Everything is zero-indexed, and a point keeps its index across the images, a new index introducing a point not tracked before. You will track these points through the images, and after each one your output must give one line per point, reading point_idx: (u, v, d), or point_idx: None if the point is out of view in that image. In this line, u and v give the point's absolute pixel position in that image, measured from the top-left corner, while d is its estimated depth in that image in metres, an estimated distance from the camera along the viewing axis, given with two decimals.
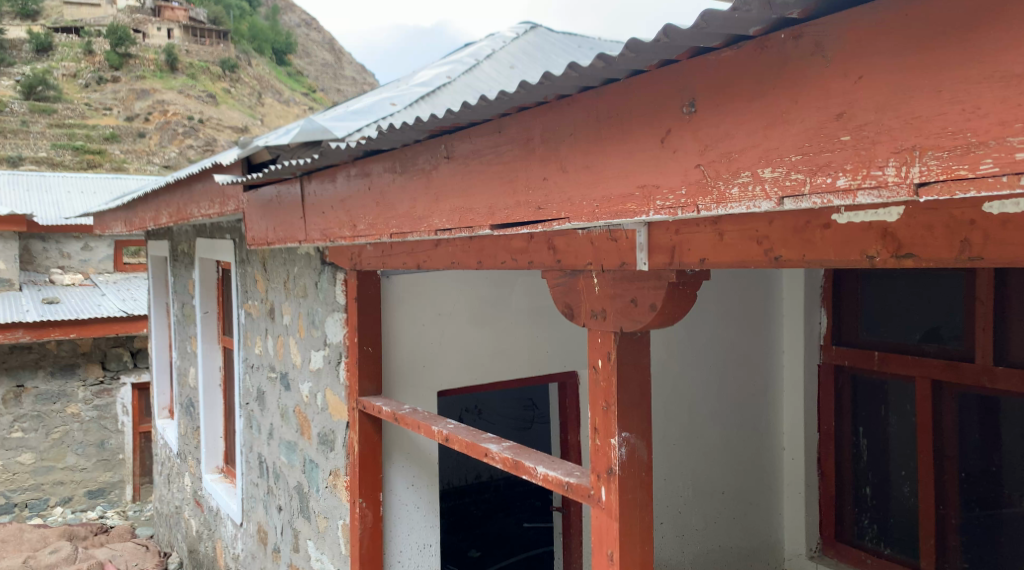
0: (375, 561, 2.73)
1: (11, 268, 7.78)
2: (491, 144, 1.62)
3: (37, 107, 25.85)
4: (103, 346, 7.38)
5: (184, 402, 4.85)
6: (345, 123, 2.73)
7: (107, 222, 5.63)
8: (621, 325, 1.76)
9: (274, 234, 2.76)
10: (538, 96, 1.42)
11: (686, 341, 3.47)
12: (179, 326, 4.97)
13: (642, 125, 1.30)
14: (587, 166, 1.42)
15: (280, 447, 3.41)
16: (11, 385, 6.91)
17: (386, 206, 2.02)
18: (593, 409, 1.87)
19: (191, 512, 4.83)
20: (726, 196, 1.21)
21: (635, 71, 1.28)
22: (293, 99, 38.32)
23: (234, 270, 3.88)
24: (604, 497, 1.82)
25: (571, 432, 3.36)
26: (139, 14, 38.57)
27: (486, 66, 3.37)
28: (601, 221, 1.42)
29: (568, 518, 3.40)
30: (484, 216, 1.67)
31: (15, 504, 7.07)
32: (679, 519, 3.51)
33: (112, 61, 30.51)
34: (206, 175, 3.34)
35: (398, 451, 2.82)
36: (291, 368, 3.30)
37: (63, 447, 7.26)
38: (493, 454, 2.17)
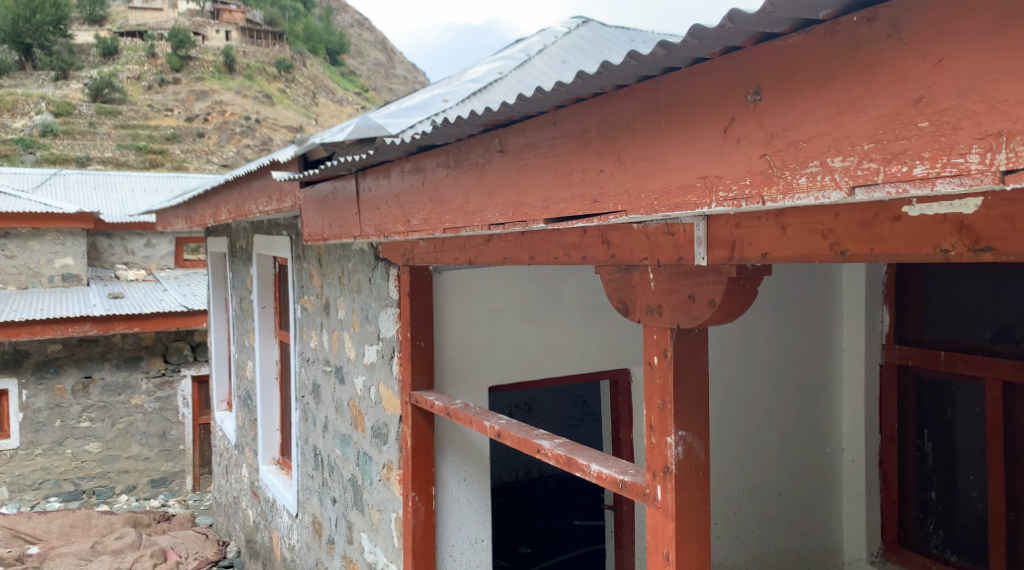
0: (427, 555, 2.73)
1: (79, 263, 8.05)
2: (546, 137, 1.60)
3: (102, 109, 26.72)
4: (165, 339, 7.60)
5: (242, 394, 4.94)
6: (398, 120, 2.74)
7: (169, 219, 5.77)
8: (678, 321, 1.73)
9: (329, 229, 2.78)
10: (595, 87, 1.39)
11: (743, 339, 3.39)
12: (237, 320, 5.06)
13: (703, 115, 1.27)
14: (646, 158, 1.38)
15: (335, 440, 3.45)
16: (80, 376, 7.19)
17: (439, 202, 2.02)
18: (648, 408, 1.84)
19: (248, 502, 4.92)
20: (793, 186, 1.17)
21: (697, 59, 1.24)
22: (346, 99, 38.77)
23: (292, 266, 3.93)
24: (660, 496, 1.79)
25: (624, 430, 3.32)
26: (198, 16, 39.51)
27: (538, 61, 3.34)
28: (660, 215, 1.39)
29: (621, 516, 3.36)
30: (539, 210, 1.65)
31: (83, 491, 7.29)
32: (734, 519, 3.45)
33: (172, 63, 31.34)
34: (264, 173, 3.39)
35: (449, 445, 2.82)
36: (345, 362, 3.33)
37: (128, 437, 7.48)
38: (545, 450, 2.15)
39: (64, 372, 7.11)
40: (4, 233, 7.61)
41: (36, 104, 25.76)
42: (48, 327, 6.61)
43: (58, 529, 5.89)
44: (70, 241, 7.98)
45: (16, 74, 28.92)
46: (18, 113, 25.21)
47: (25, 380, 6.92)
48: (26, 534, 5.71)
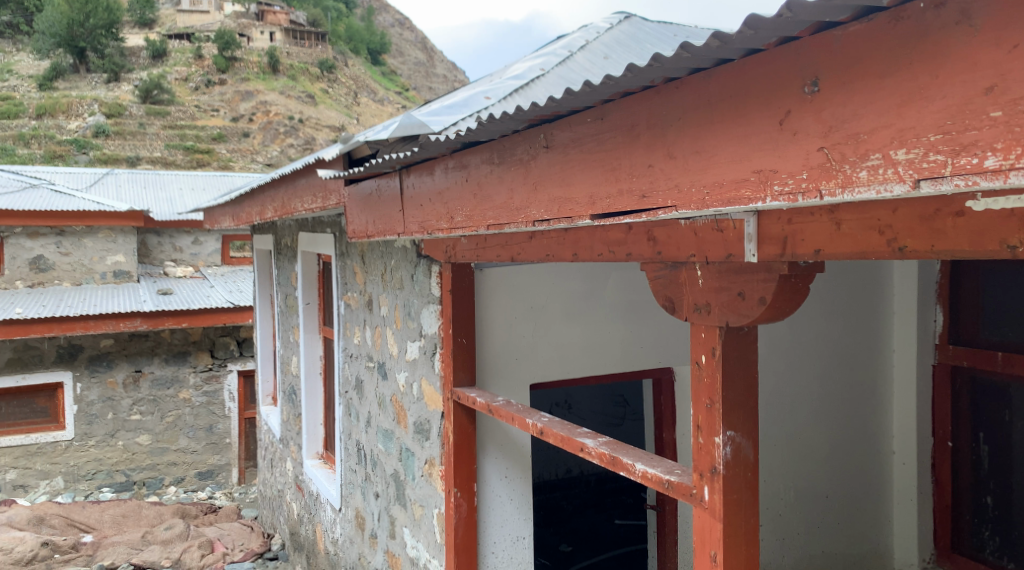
0: (470, 551, 2.73)
1: (130, 260, 8.24)
2: (593, 132, 1.58)
3: (151, 110, 27.35)
4: (211, 335, 7.72)
5: (287, 389, 5.00)
6: (441, 117, 2.74)
7: (216, 217, 5.86)
8: (726, 319, 1.70)
9: (373, 227, 2.79)
10: (645, 80, 1.37)
11: (790, 339, 3.31)
12: (283, 316, 5.12)
13: (758, 108, 1.24)
14: (697, 152, 1.36)
15: (377, 435, 3.47)
16: (130, 370, 7.36)
17: (483, 198, 2.01)
18: (696, 407, 1.80)
19: (292, 496, 4.97)
20: (853, 180, 1.14)
21: (751, 50, 1.22)
22: (388, 99, 38.97)
23: (336, 263, 3.96)
24: (707, 496, 1.76)
25: (667, 430, 3.28)
26: (242, 18, 40.20)
27: (580, 57, 3.31)
28: (712, 209, 1.36)
29: (664, 516, 3.33)
30: (585, 206, 1.63)
31: (134, 482, 7.47)
32: (779, 521, 3.39)
33: (218, 64, 31.92)
34: (310, 171, 3.42)
35: (491, 443, 2.82)
36: (388, 358, 3.34)
37: (176, 430, 7.63)
38: (589, 449, 2.13)
39: (115, 366, 7.29)
40: (59, 231, 7.81)
41: (89, 106, 26.47)
42: (100, 322, 6.76)
43: (110, 519, 6.05)
44: (121, 239, 8.18)
45: (71, 76, 29.73)
46: (72, 115, 25.97)
47: (79, 374, 7.11)
48: (80, 522, 5.87)
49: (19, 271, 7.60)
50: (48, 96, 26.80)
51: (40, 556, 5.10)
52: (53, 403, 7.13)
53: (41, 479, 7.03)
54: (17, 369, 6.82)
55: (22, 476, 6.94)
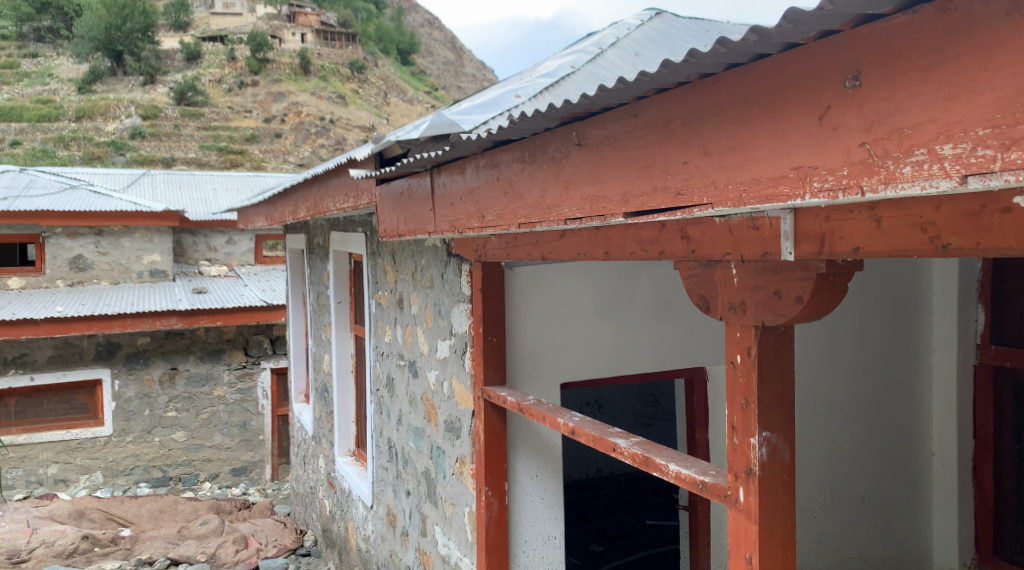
0: (501, 550, 2.73)
1: (166, 260, 8.37)
2: (627, 129, 1.56)
3: (186, 112, 27.77)
4: (245, 333, 7.81)
5: (320, 386, 5.04)
6: (472, 116, 2.73)
7: (249, 217, 5.92)
8: (762, 318, 1.67)
9: (404, 226, 2.79)
10: (680, 76, 1.36)
11: (825, 340, 3.26)
12: (315, 315, 5.16)
13: (797, 103, 1.22)
14: (733, 148, 1.34)
15: (409, 433, 3.48)
16: (166, 368, 7.48)
17: (515, 197, 2.00)
18: (731, 407, 1.78)
19: (325, 493, 5.00)
20: (896, 176, 1.12)
21: (790, 45, 1.20)
22: (417, 98, 39.17)
23: (367, 262, 3.98)
24: (743, 498, 1.74)
25: (699, 430, 3.26)
26: (274, 20, 40.69)
27: (611, 54, 3.29)
28: (749, 207, 1.34)
29: (696, 516, 3.30)
30: (618, 204, 1.62)
31: (170, 478, 7.58)
32: (814, 524, 3.35)
33: (251, 66, 32.29)
34: (342, 171, 3.44)
35: (522, 442, 2.81)
36: (418, 356, 3.35)
37: (211, 427, 7.72)
38: (621, 448, 2.11)
39: (152, 364, 7.40)
40: (98, 231, 7.96)
41: (126, 108, 26.97)
42: (138, 320, 6.89)
43: (148, 513, 6.14)
44: (157, 239, 8.31)
45: (108, 79, 30.30)
46: (109, 117, 26.50)
47: (117, 371, 7.25)
48: (119, 517, 5.98)
49: (59, 270, 7.76)
50: (87, 99, 27.36)
51: (81, 549, 5.20)
52: (93, 400, 7.27)
53: (81, 474, 7.18)
54: (58, 365, 7.00)
55: (62, 471, 7.09)
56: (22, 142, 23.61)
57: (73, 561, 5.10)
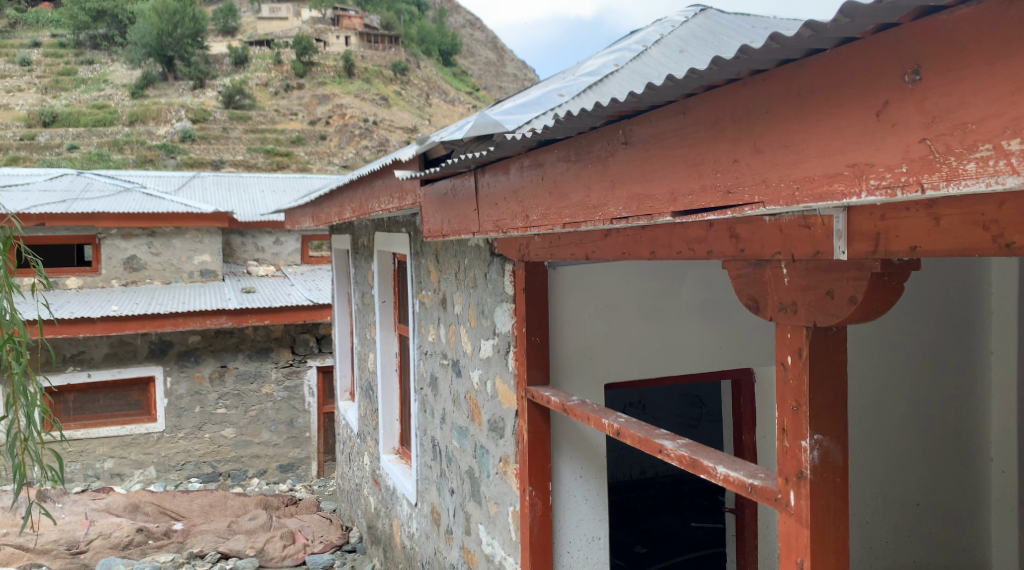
0: (545, 550, 2.73)
1: (216, 260, 8.53)
2: (675, 126, 1.54)
3: (234, 115, 28.30)
4: (292, 331, 7.92)
5: (365, 385, 5.08)
6: (515, 115, 2.73)
7: (296, 218, 6.00)
8: (814, 319, 1.64)
9: (448, 226, 2.80)
10: (731, 73, 1.34)
11: (877, 341, 3.20)
12: (360, 314, 5.20)
13: (854, 99, 1.20)
14: (785, 146, 1.32)
15: (453, 431, 3.50)
16: (216, 365, 7.63)
17: (559, 196, 1.99)
18: (781, 409, 1.74)
19: (370, 490, 5.04)
20: (959, 172, 1.10)
21: (846, 40, 1.18)
22: (459, 99, 39.31)
23: (411, 262, 4.01)
24: (794, 501, 1.71)
25: (746, 432, 3.24)
26: (319, 24, 41.29)
27: (655, 51, 3.25)
28: (802, 205, 1.31)
29: (743, 520, 3.26)
30: (665, 203, 1.60)
31: (220, 473, 7.71)
32: (865, 528, 3.32)
33: (297, 69, 32.84)
34: (387, 172, 3.46)
35: (566, 442, 2.80)
36: (462, 356, 3.36)
37: (259, 424, 7.83)
38: (667, 450, 2.09)
39: (202, 362, 7.56)
40: (150, 232, 8.15)
41: (177, 112, 27.63)
42: (188, 319, 7.05)
43: (199, 507, 6.28)
44: (207, 240, 8.48)
45: (159, 84, 31.06)
46: (160, 121, 27.17)
47: (169, 368, 7.42)
48: (171, 511, 6.13)
49: (114, 271, 7.97)
50: (140, 104, 28.12)
51: (136, 541, 5.33)
52: (146, 396, 7.46)
53: (135, 468, 7.37)
54: (113, 363, 7.22)
55: (118, 465, 7.31)
56: (78, 147, 24.35)
57: (128, 552, 5.23)
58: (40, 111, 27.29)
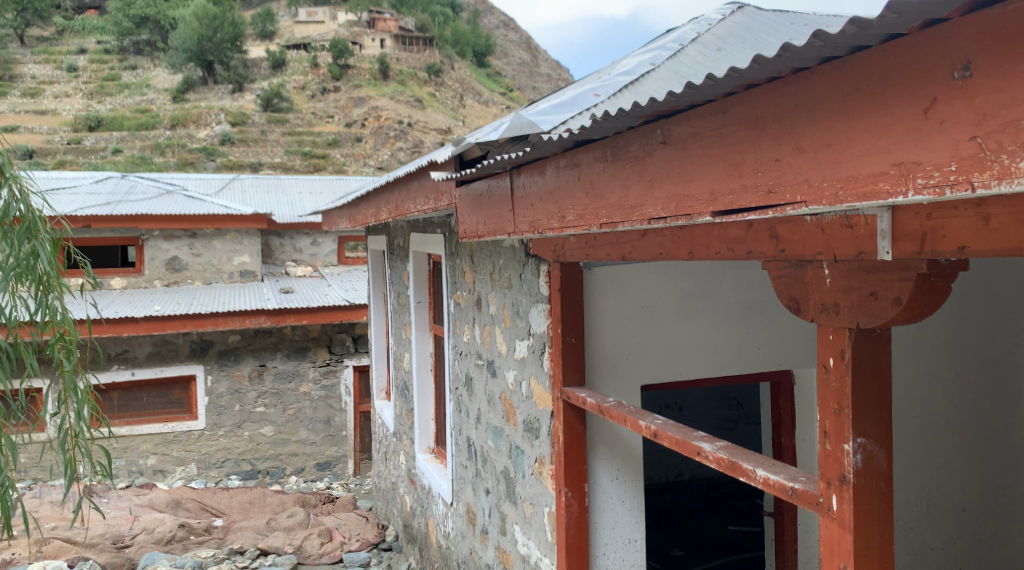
0: (581, 551, 2.72)
1: (255, 261, 8.64)
2: (714, 125, 1.52)
3: (273, 118, 28.72)
4: (329, 331, 8.00)
5: (401, 384, 5.12)
6: (551, 115, 2.73)
7: (333, 219, 6.06)
8: (857, 320, 1.61)
9: (484, 227, 2.80)
10: (772, 71, 1.32)
11: (922, 343, 3.13)
12: (396, 314, 5.24)
13: (901, 96, 1.18)
14: (829, 144, 1.30)
15: (488, 432, 3.50)
16: (255, 364, 7.73)
17: (596, 196, 1.98)
18: (823, 412, 1.72)
19: (406, 489, 5.07)
20: (1012, 170, 1.07)
21: (892, 36, 1.16)
22: (492, 99, 39.38)
23: (446, 262, 4.02)
24: (836, 506, 1.68)
25: (785, 435, 3.19)
26: (355, 27, 41.73)
27: (692, 50, 3.22)
28: (846, 205, 1.30)
29: (782, 524, 3.21)
30: (705, 203, 1.58)
31: (259, 471, 7.81)
32: (910, 534, 3.23)
33: (333, 72, 33.23)
34: (423, 173, 3.48)
35: (602, 444, 2.79)
36: (497, 356, 3.37)
37: (297, 422, 7.92)
38: (705, 452, 2.07)
39: (242, 361, 7.68)
40: (191, 233, 8.29)
41: (217, 115, 28.15)
42: (228, 319, 7.17)
43: (238, 504, 6.37)
44: (247, 241, 8.60)
45: (200, 88, 31.66)
46: (201, 124, 27.72)
47: (209, 367, 7.55)
48: (212, 507, 6.23)
49: (157, 271, 8.13)
50: (181, 108, 28.65)
51: (178, 537, 5.43)
52: (188, 395, 7.60)
53: (177, 465, 7.50)
54: (156, 362, 7.38)
55: (160, 462, 7.45)
56: (122, 150, 24.92)
57: (171, 547, 5.32)
58: (86, 116, 27.94)
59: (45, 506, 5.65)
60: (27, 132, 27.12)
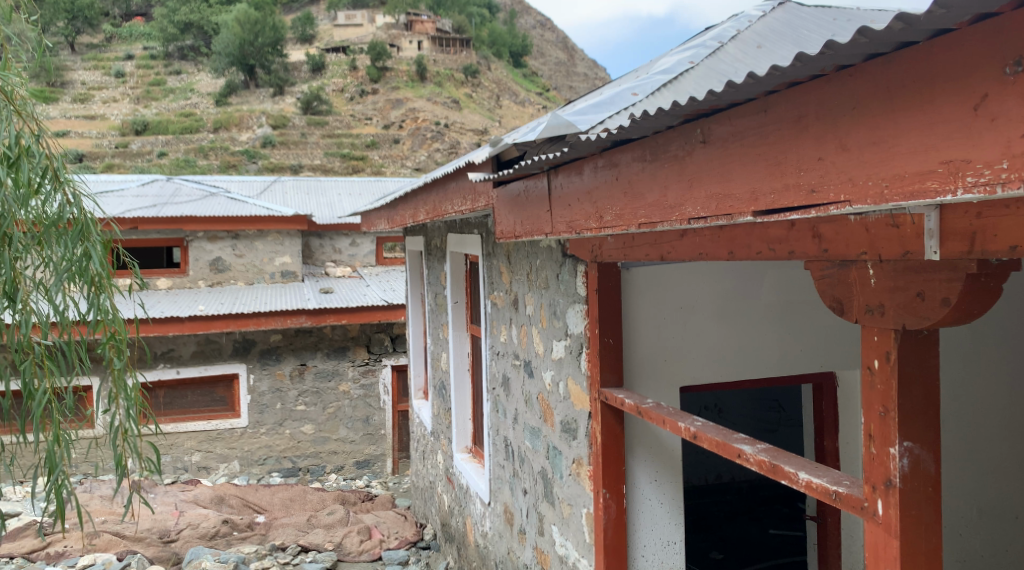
0: (620, 553, 2.71)
1: (296, 262, 8.75)
2: (756, 124, 1.51)
3: (313, 121, 29.13)
4: (368, 331, 8.07)
5: (438, 384, 5.14)
6: (588, 115, 2.72)
7: (372, 221, 6.12)
8: (903, 321, 1.58)
9: (522, 227, 2.80)
10: (815, 69, 1.31)
11: (971, 346, 3.07)
12: (433, 314, 5.27)
13: (949, 93, 1.16)
14: (873, 142, 1.28)
15: (525, 432, 3.50)
16: (296, 364, 7.84)
17: (635, 196, 1.97)
18: (867, 415, 1.69)
19: (444, 488, 5.09)
20: None
21: (940, 31, 1.14)
22: (529, 99, 39.42)
23: (483, 263, 4.04)
24: (881, 511, 1.65)
25: (828, 438, 3.15)
26: (393, 30, 42.15)
27: (732, 47, 3.18)
28: (891, 203, 1.28)
29: (825, 528, 3.16)
30: (746, 202, 1.56)
31: (300, 468, 7.90)
32: (959, 540, 3.16)
33: (372, 74, 33.60)
34: (460, 174, 3.50)
35: (641, 445, 2.77)
36: (534, 356, 3.37)
37: (337, 421, 8.00)
38: (746, 455, 2.05)
39: (283, 360, 7.79)
40: (234, 235, 8.43)
41: (258, 119, 28.65)
42: (270, 319, 7.28)
43: (280, 501, 6.48)
44: (288, 242, 8.71)
45: (242, 92, 32.26)
46: (243, 128, 28.20)
47: (252, 366, 7.68)
48: (254, 504, 6.34)
49: (201, 271, 8.30)
50: (224, 111, 29.18)
51: (221, 533, 5.52)
52: (231, 393, 7.74)
53: (220, 462, 7.64)
54: (200, 361, 7.54)
55: (205, 458, 7.59)
56: (167, 154, 25.45)
57: (215, 542, 5.41)
58: (132, 120, 28.55)
59: (95, 501, 5.80)
60: (76, 136, 27.83)
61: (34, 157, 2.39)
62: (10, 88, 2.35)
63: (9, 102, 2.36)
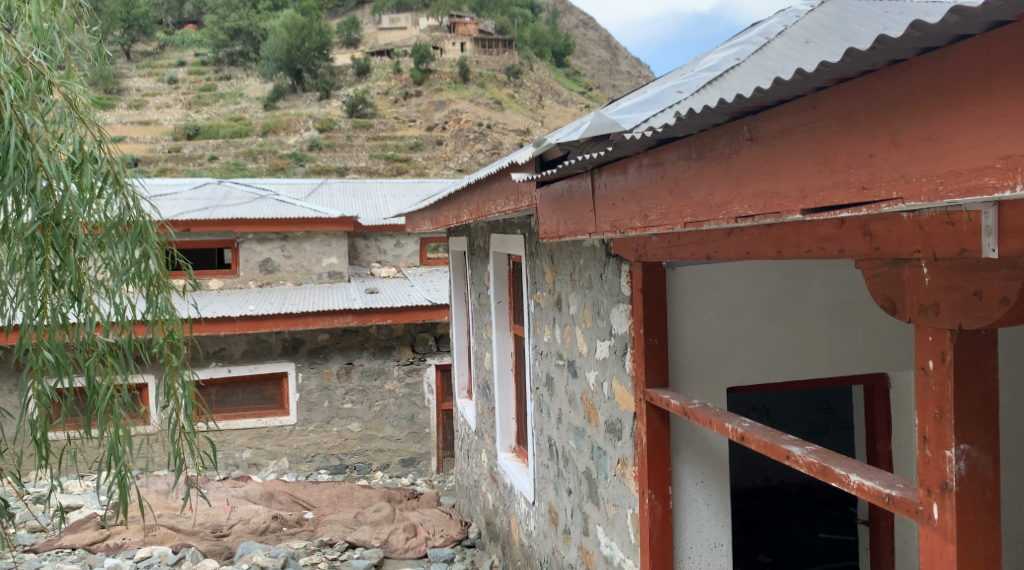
0: (665, 554, 2.70)
1: (342, 262, 8.87)
2: (804, 121, 1.49)
3: (358, 124, 29.51)
4: (412, 330, 8.14)
5: (482, 383, 5.17)
6: (633, 114, 2.71)
7: (417, 221, 6.18)
8: (959, 321, 1.55)
9: (565, 227, 2.80)
10: (866, 64, 1.29)
11: None
12: (477, 314, 5.30)
13: (1007, 87, 1.14)
14: (928, 138, 1.26)
15: (569, 432, 3.50)
16: (343, 363, 7.94)
17: (680, 195, 1.96)
18: (921, 416, 1.66)
19: (488, 487, 5.11)
20: None
21: (999, 23, 1.12)
22: (572, 99, 39.37)
23: (526, 263, 4.05)
24: (937, 515, 1.62)
25: (880, 440, 3.09)
26: (436, 32, 42.50)
27: (779, 43, 3.14)
28: (947, 200, 1.26)
29: (877, 532, 3.11)
30: (794, 200, 1.54)
31: (346, 466, 8.00)
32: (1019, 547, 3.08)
33: (415, 77, 33.90)
34: (504, 175, 3.51)
35: (687, 446, 2.76)
36: (578, 356, 3.37)
37: (382, 419, 8.08)
38: (796, 456, 2.02)
39: (330, 359, 7.89)
40: (283, 236, 8.58)
41: (305, 122, 29.10)
42: (318, 319, 7.40)
43: (327, 498, 6.58)
44: (335, 243, 8.84)
45: (290, 96, 32.82)
46: (291, 131, 28.66)
47: (300, 365, 7.80)
48: (303, 500, 6.45)
49: (251, 272, 8.46)
50: (272, 115, 29.70)
51: (272, 528, 5.62)
52: (280, 391, 7.88)
53: (270, 459, 7.78)
54: (251, 360, 7.69)
55: (255, 455, 7.75)
56: (217, 157, 26.01)
57: (265, 537, 5.51)
58: (184, 125, 29.23)
59: (151, 495, 5.97)
60: (132, 142, 28.57)
61: (96, 162, 2.49)
62: (75, 97, 2.46)
63: (72, 109, 2.44)
